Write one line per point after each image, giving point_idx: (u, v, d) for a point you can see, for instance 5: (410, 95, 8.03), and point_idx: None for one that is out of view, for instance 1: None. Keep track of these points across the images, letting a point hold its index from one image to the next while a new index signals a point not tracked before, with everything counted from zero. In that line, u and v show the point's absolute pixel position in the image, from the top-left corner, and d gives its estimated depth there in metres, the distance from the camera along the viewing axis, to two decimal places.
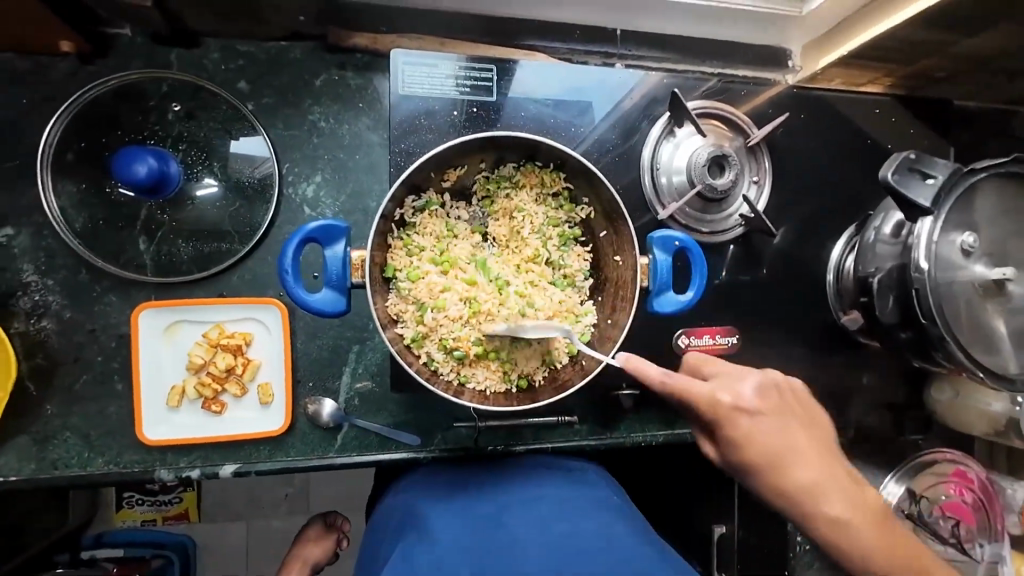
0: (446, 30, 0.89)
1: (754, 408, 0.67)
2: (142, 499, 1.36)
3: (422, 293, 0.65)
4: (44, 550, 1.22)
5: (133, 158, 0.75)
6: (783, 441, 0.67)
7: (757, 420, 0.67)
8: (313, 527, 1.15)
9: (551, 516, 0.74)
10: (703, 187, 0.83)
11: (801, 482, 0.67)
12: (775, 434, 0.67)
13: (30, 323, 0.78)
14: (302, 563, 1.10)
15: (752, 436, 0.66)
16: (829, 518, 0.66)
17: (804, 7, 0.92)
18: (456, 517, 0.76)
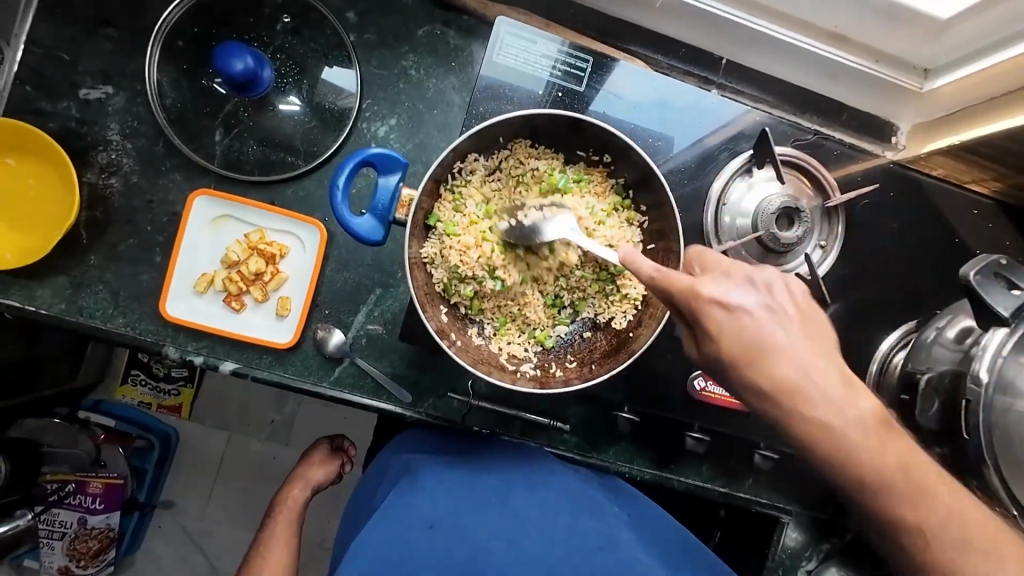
0: (554, 14, 0.88)
1: (741, 304, 0.55)
2: (145, 381, 1.42)
3: (456, 250, 0.64)
4: (49, 397, 1.30)
5: (233, 53, 0.78)
6: (771, 349, 0.55)
7: (736, 300, 0.55)
8: (322, 451, 1.14)
9: (556, 506, 0.78)
10: (766, 236, 0.78)
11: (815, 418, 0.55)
12: (754, 342, 0.55)
13: (101, 177, 0.83)
14: (309, 481, 1.09)
15: (723, 324, 0.55)
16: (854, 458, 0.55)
17: (926, 84, 0.88)
18: (461, 487, 0.80)
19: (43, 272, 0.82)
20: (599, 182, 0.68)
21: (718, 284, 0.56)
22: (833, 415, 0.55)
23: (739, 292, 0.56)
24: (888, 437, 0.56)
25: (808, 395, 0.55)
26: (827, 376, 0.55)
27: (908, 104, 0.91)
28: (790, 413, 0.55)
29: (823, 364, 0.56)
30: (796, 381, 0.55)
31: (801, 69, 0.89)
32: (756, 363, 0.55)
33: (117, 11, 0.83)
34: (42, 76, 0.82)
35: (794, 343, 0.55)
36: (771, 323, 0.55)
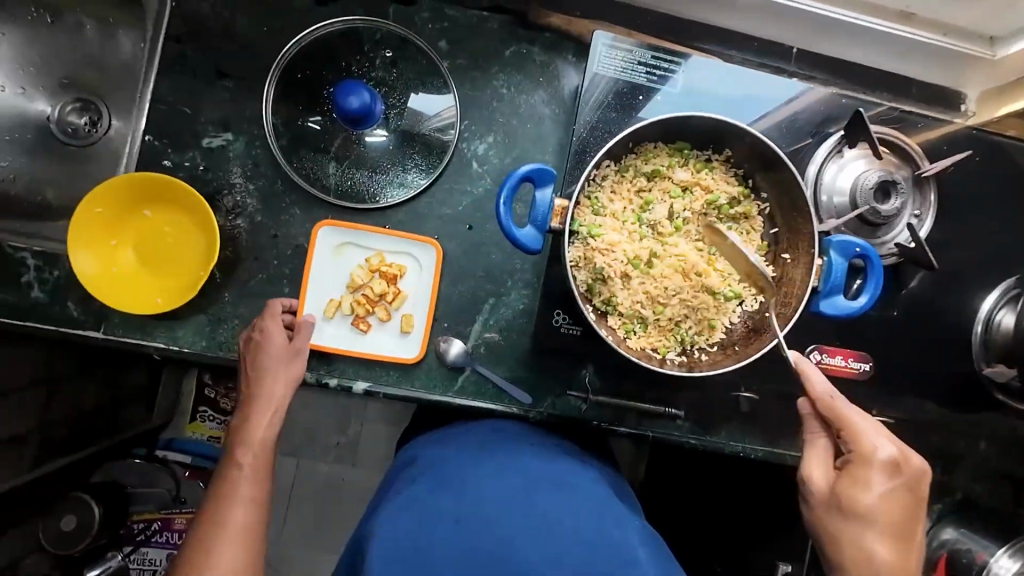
0: (631, 22, 0.93)
1: (904, 476, 0.64)
2: (213, 416, 1.43)
3: (599, 252, 0.68)
4: (131, 439, 1.32)
5: (349, 90, 0.83)
6: (874, 502, 0.64)
7: (866, 535, 0.64)
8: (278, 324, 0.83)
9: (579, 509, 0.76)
10: (867, 211, 0.82)
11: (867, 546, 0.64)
12: (893, 508, 0.64)
13: (229, 219, 0.88)
14: (267, 348, 0.81)
15: (851, 548, 0.64)
16: None
17: (998, 51, 0.90)
18: (494, 476, 0.78)
19: (182, 312, 0.87)
20: (721, 173, 0.71)
21: (880, 483, 0.63)
22: (883, 559, 0.63)
23: (884, 538, 0.63)
24: None
25: (867, 540, 0.64)
26: (886, 549, 0.63)
27: (978, 71, 0.95)
28: (848, 536, 0.64)
29: (862, 521, 0.64)
30: (845, 515, 0.65)
31: (874, 49, 0.94)
32: (855, 477, 0.65)
33: (230, 64, 0.88)
34: (166, 130, 0.87)
35: (885, 504, 0.64)
36: (879, 478, 0.64)
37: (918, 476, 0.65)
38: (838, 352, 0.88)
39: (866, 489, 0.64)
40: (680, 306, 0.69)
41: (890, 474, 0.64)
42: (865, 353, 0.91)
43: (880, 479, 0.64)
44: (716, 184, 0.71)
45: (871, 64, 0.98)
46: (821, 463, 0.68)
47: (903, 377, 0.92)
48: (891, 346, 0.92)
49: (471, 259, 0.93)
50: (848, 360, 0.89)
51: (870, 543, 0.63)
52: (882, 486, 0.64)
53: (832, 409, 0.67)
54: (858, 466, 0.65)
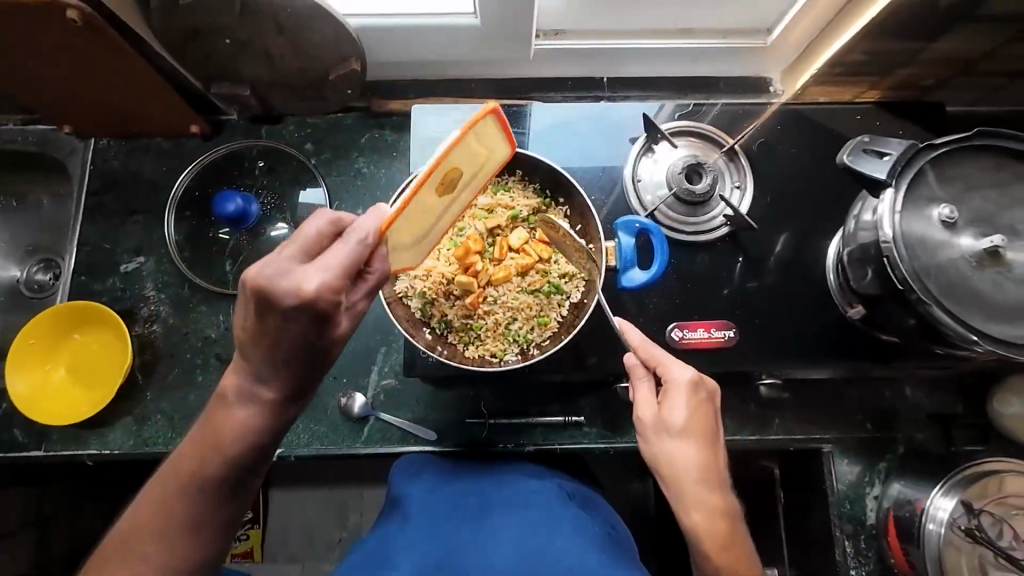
0: (460, 91, 1.09)
1: (703, 392, 0.74)
2: None
3: (421, 280, 0.77)
4: None
5: (225, 199, 0.98)
6: (684, 418, 0.71)
7: (684, 448, 0.71)
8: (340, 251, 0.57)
9: (533, 524, 0.76)
10: (680, 191, 0.91)
11: (684, 457, 0.71)
12: (701, 421, 0.72)
13: (146, 326, 1.01)
14: (289, 314, 0.55)
15: (676, 466, 0.71)
16: (699, 513, 0.69)
17: (768, 37, 1.04)
18: (446, 503, 0.82)
19: (111, 418, 0.97)
20: (519, 190, 0.82)
21: (687, 403, 0.72)
22: (701, 470, 0.70)
23: (698, 448, 0.71)
24: (727, 514, 0.70)
25: (684, 455, 0.71)
26: (699, 459, 0.71)
27: (767, 58, 1.08)
28: (671, 455, 0.71)
29: (682, 438, 0.71)
30: (665, 437, 0.72)
31: (669, 61, 1.08)
32: (667, 401, 0.73)
33: (138, 201, 1.07)
34: (90, 266, 1.04)
35: (693, 419, 0.72)
36: (683, 397, 0.72)
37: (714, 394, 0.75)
38: (698, 325, 0.92)
39: (678, 408, 0.72)
40: (504, 310, 0.77)
41: (693, 391, 0.73)
42: (727, 320, 0.93)
43: (684, 398, 0.72)
44: (516, 201, 0.81)
45: (673, 74, 1.11)
46: (644, 401, 0.75)
47: (786, 336, 0.94)
48: (762, 310, 0.95)
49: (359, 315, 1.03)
50: (711, 331, 0.92)
51: (686, 455, 0.71)
52: (688, 402, 0.72)
53: (645, 352, 0.78)
54: (668, 389, 0.74)
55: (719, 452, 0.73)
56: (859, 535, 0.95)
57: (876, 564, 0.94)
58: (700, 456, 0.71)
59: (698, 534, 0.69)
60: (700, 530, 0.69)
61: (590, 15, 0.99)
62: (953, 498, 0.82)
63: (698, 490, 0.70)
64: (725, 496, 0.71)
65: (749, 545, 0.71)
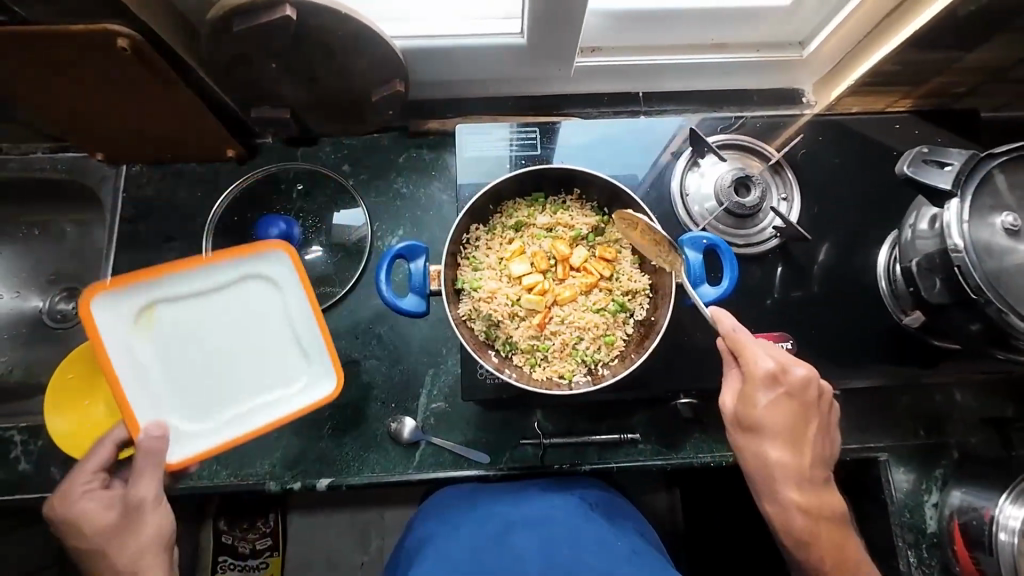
0: (498, 109, 1.09)
1: (787, 387, 0.74)
2: (233, 563, 1.44)
3: (485, 301, 0.76)
4: None
5: (269, 224, 0.97)
6: (766, 414, 0.74)
7: (767, 442, 0.74)
8: (96, 500, 0.72)
9: (557, 538, 0.81)
10: (730, 205, 0.91)
11: (766, 450, 0.75)
12: (785, 415, 0.74)
13: None
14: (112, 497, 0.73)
15: (758, 462, 0.75)
16: (782, 499, 0.74)
17: (804, 50, 1.06)
18: (466, 524, 0.85)
19: None
20: (577, 208, 0.81)
21: (773, 401, 0.74)
22: (781, 461, 0.74)
23: (783, 441, 0.74)
24: (810, 499, 0.74)
25: (765, 448, 0.74)
26: (782, 451, 0.74)
27: (800, 70, 1.09)
28: (753, 446, 0.75)
29: (766, 433, 0.74)
30: (748, 430, 0.75)
31: (704, 75, 1.09)
32: (749, 396, 0.75)
33: (174, 228, 1.05)
34: None
35: (776, 416, 0.74)
36: (765, 393, 0.74)
37: (807, 383, 0.75)
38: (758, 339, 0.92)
39: (759, 403, 0.74)
40: (571, 330, 0.76)
41: (777, 386, 0.74)
42: (783, 332, 0.94)
43: (766, 395, 0.74)
44: (575, 220, 0.80)
45: (708, 88, 1.13)
46: (733, 394, 0.77)
47: (837, 345, 0.95)
48: (814, 320, 0.95)
49: (405, 337, 1.01)
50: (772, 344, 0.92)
51: (768, 447, 0.74)
52: (769, 399, 0.74)
53: (731, 342, 0.77)
54: (750, 383, 0.75)
55: (807, 442, 0.75)
56: (921, 544, 0.94)
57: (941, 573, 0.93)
58: (782, 449, 0.74)
59: (779, 517, 0.76)
60: (783, 513, 0.75)
61: (630, 30, 1.00)
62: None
63: (780, 480, 0.74)
64: (811, 483, 0.75)
65: (840, 518, 0.76)
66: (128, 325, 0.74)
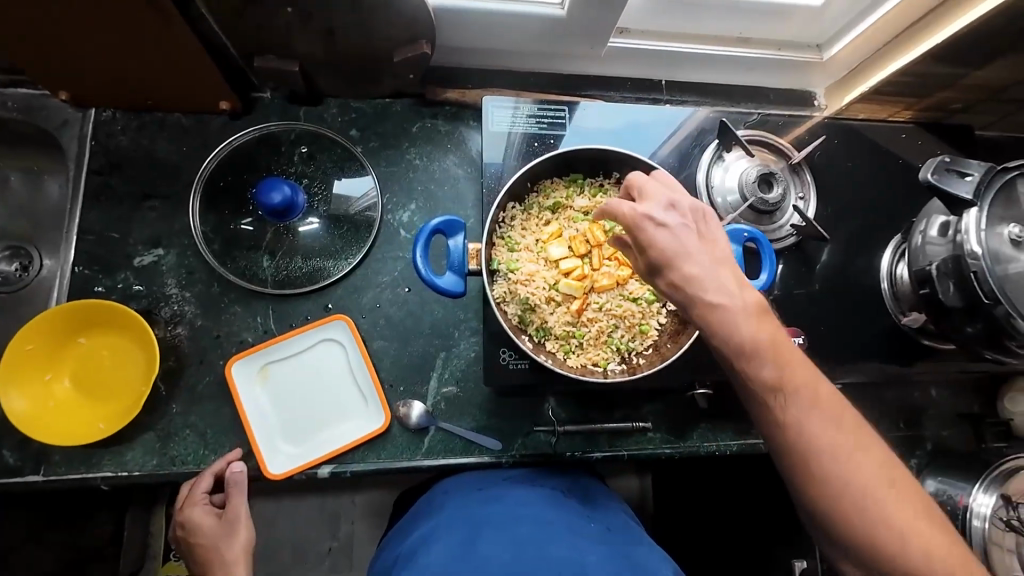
0: (520, 84, 1.04)
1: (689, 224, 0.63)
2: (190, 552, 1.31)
3: (521, 284, 0.73)
4: None
5: (271, 187, 0.88)
6: (684, 255, 0.61)
7: (709, 292, 0.61)
8: (209, 513, 0.82)
9: (526, 535, 0.76)
10: (755, 201, 0.92)
11: (708, 303, 0.61)
12: (703, 254, 0.62)
13: (168, 329, 0.89)
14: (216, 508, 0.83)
15: (708, 311, 0.61)
16: (753, 366, 0.60)
17: (824, 54, 1.08)
18: (436, 530, 0.79)
19: (130, 434, 0.85)
20: (615, 192, 0.79)
21: (711, 254, 0.62)
22: (732, 312, 0.60)
23: (720, 286, 0.61)
24: (782, 351, 0.61)
25: (711, 303, 0.61)
26: (722, 294, 0.61)
27: (816, 73, 1.12)
28: (701, 306, 0.61)
29: (701, 280, 0.61)
30: (688, 287, 0.61)
31: (727, 69, 1.09)
32: (671, 247, 0.62)
33: (154, 185, 0.94)
34: (97, 258, 0.91)
35: (698, 254, 0.62)
36: (677, 233, 0.62)
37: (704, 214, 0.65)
38: None
39: (679, 247, 0.62)
40: (608, 318, 0.74)
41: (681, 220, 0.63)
42: (794, 327, 0.97)
43: (678, 236, 0.62)
44: None
45: (728, 82, 1.13)
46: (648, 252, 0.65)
47: (838, 342, 0.99)
48: (818, 317, 0.99)
49: (415, 318, 0.96)
50: None
51: (714, 301, 0.61)
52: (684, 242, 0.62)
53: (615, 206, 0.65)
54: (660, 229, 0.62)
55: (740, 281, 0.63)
56: None
57: None
58: (722, 297, 0.61)
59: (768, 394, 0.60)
60: (769, 387, 0.60)
61: (663, 16, 0.98)
62: (993, 493, 0.90)
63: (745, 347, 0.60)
64: (771, 338, 0.61)
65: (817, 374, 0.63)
66: (252, 376, 0.89)
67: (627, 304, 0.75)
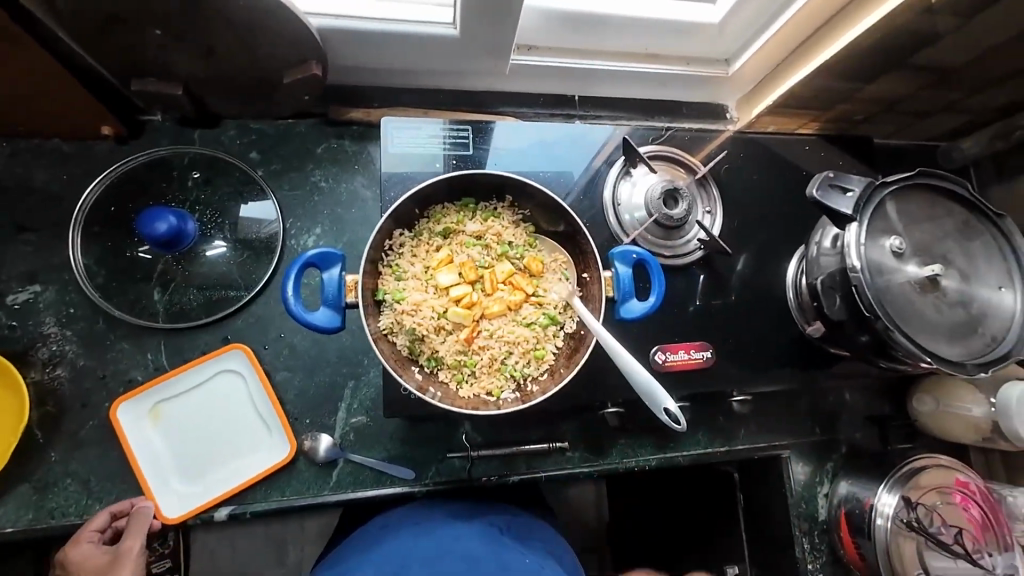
0: (429, 102, 1.02)
1: None
2: None
3: (408, 315, 0.71)
4: None
5: (155, 217, 0.83)
6: None
7: None
8: (96, 551, 0.76)
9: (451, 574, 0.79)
10: (659, 217, 0.93)
11: None
12: None
13: (46, 371, 0.84)
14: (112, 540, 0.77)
15: None
16: None
17: (729, 68, 1.10)
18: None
19: (1, 486, 0.79)
20: (508, 217, 0.78)
21: None
22: None
23: None
24: None
25: None
26: None
27: (724, 87, 1.14)
28: None
29: None
30: None
31: (637, 84, 1.09)
32: None
33: (29, 217, 0.88)
34: None
35: None
36: None
37: None
38: (679, 347, 0.96)
39: None
40: (499, 345, 0.73)
41: None
42: (705, 341, 0.98)
43: None
44: (506, 230, 0.77)
45: (641, 97, 1.14)
46: None
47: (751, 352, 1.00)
48: (730, 329, 1.00)
49: (321, 346, 0.92)
50: (691, 352, 0.96)
51: None
52: None
53: None
54: None
55: None
56: (813, 531, 1.03)
57: (828, 556, 1.03)
58: None
59: None
60: None
61: (566, 33, 0.97)
62: (895, 494, 0.93)
63: None
64: None
65: None
66: (143, 412, 0.85)
67: (521, 330, 0.74)
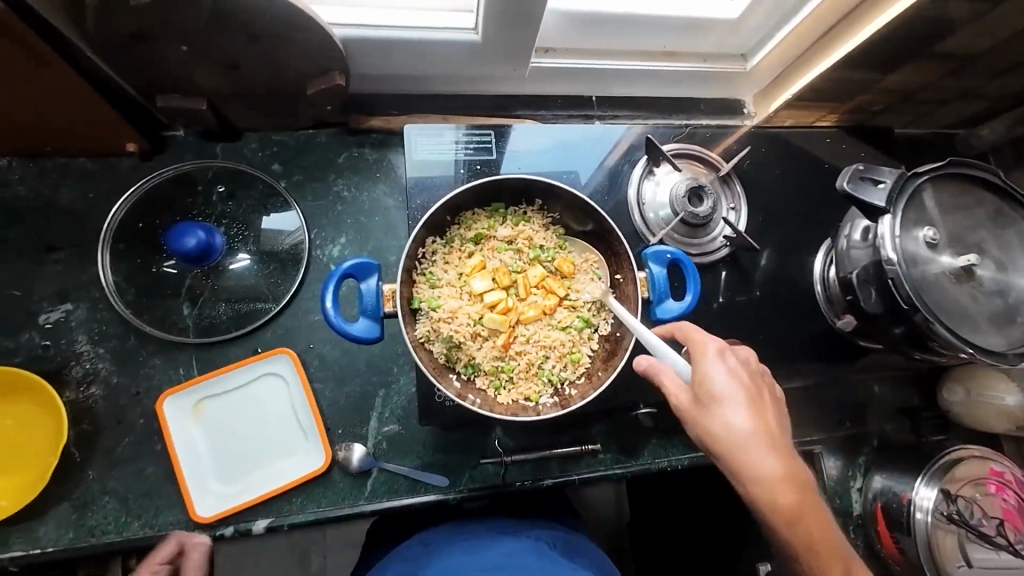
0: (448, 108, 1.02)
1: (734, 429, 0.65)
2: None
3: (444, 322, 0.71)
4: None
5: (184, 233, 0.83)
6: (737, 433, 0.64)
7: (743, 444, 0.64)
8: None
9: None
10: (686, 215, 0.92)
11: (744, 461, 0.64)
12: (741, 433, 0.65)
13: (80, 390, 0.84)
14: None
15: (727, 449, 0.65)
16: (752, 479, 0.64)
17: (747, 64, 1.09)
18: None
19: (41, 506, 0.79)
20: (540, 220, 0.78)
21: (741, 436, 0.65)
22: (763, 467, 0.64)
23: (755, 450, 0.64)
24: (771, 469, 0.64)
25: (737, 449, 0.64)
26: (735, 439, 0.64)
27: (741, 82, 1.13)
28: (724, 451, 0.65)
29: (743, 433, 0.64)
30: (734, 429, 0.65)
31: (655, 83, 1.09)
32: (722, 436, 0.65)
33: (58, 237, 0.88)
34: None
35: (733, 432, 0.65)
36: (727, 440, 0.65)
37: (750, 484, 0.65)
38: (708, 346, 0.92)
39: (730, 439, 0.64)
40: (536, 349, 0.73)
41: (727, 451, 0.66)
42: (735, 338, 0.97)
43: (750, 444, 0.64)
44: (537, 233, 0.77)
45: (658, 95, 1.14)
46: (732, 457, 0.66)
47: (779, 348, 1.00)
48: (758, 325, 1.00)
49: (350, 356, 0.92)
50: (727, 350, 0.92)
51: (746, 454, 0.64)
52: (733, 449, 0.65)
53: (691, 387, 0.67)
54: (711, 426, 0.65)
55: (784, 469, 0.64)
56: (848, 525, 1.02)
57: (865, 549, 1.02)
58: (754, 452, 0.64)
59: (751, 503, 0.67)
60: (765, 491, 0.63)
61: (585, 34, 0.97)
62: (934, 487, 0.92)
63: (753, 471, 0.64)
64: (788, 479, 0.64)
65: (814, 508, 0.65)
66: (183, 415, 0.85)
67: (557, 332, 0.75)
